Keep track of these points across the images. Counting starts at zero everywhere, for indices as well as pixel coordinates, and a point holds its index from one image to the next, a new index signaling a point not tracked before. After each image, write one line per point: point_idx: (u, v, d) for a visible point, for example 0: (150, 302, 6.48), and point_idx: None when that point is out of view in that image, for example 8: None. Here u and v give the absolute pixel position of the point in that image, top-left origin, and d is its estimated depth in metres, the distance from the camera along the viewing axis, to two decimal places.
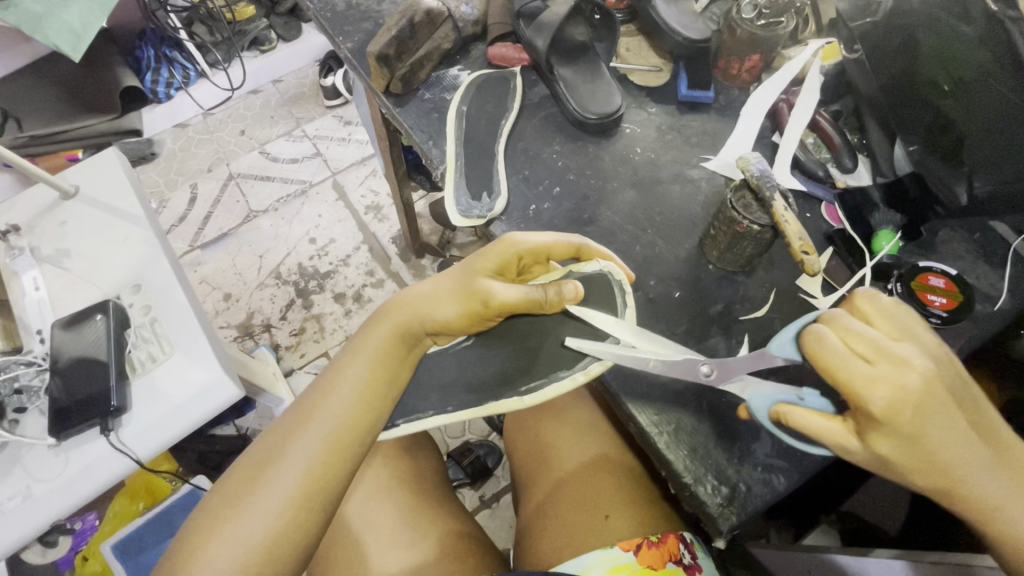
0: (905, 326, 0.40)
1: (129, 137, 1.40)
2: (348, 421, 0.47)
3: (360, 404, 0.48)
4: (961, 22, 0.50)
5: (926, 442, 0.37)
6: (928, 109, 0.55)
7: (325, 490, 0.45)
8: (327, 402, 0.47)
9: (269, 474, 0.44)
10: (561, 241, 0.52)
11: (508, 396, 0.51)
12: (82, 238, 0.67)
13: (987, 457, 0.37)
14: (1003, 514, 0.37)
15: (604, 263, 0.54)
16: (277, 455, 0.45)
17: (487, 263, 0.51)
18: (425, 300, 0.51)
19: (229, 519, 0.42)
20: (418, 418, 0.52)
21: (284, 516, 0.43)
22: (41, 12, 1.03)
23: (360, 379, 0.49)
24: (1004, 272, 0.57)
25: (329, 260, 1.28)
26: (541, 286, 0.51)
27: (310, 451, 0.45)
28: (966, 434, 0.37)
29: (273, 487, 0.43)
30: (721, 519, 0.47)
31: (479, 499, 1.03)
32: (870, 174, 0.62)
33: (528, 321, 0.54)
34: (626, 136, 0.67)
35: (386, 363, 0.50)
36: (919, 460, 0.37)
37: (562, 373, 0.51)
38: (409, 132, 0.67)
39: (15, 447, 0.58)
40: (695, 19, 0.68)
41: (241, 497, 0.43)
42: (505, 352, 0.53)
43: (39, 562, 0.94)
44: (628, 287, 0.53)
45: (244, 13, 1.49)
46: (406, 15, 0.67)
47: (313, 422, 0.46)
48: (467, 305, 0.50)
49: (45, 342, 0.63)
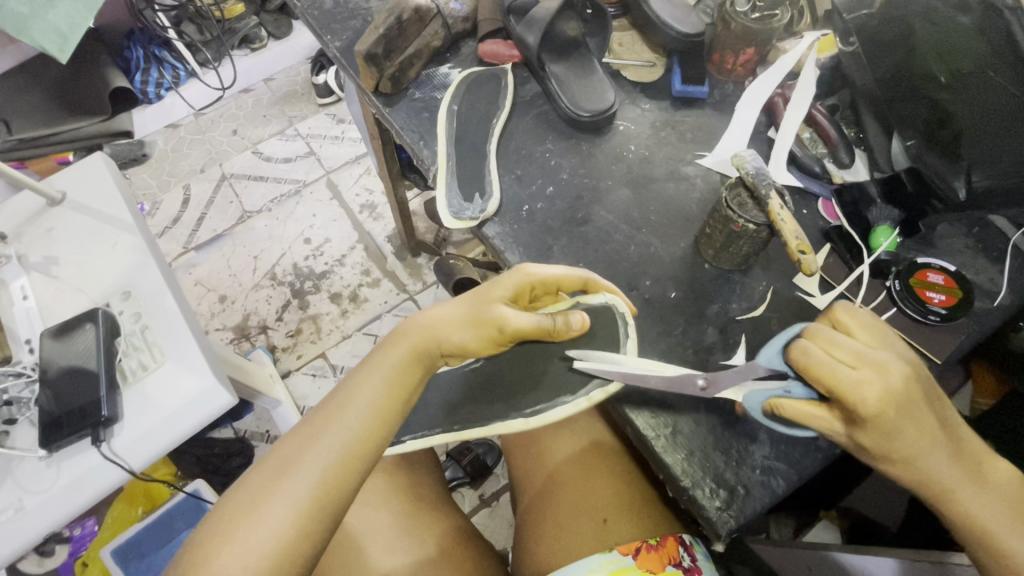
0: (882, 334, 0.41)
1: (119, 138, 1.39)
2: (363, 434, 0.45)
3: (376, 419, 0.46)
4: (959, 12, 0.48)
5: (899, 436, 0.38)
6: (927, 102, 0.54)
7: (336, 497, 0.43)
8: (344, 414, 0.45)
9: (283, 480, 0.42)
10: (571, 274, 0.52)
11: (513, 418, 0.50)
12: (70, 245, 0.66)
13: (947, 448, 0.38)
14: (958, 496, 0.39)
15: (610, 296, 0.53)
16: (291, 463, 0.43)
17: (501, 290, 0.51)
18: (439, 321, 0.50)
19: (241, 528, 0.40)
20: (421, 436, 0.52)
21: (297, 524, 0.41)
22: (26, 14, 1.01)
23: (376, 397, 0.47)
24: (1003, 266, 0.56)
25: (324, 260, 1.27)
26: (549, 315, 0.51)
27: (326, 460, 0.43)
28: (931, 426, 0.38)
29: (287, 495, 0.41)
30: (720, 524, 0.47)
31: (479, 498, 1.03)
32: (866, 167, 0.62)
33: (538, 348, 0.53)
34: (619, 133, 0.66)
35: (401, 382, 0.48)
36: (891, 451, 0.38)
37: (564, 399, 0.50)
38: (399, 133, 0.66)
39: (6, 459, 0.57)
40: (689, 12, 0.67)
41: (254, 502, 0.41)
42: (512, 374, 0.53)
43: (36, 571, 0.94)
44: (632, 322, 0.53)
45: (233, 11, 1.48)
46: (394, 13, 0.66)
47: (329, 432, 0.44)
48: (482, 332, 0.50)
49: (35, 352, 0.62)
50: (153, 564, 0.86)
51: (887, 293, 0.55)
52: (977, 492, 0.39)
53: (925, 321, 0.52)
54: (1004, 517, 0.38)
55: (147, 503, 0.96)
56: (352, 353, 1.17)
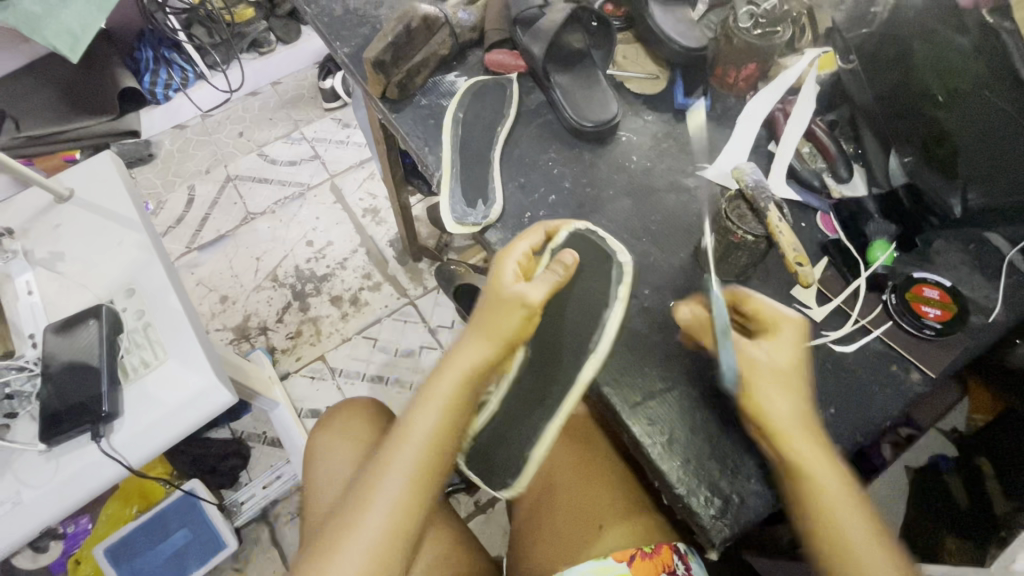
0: None
1: (126, 138, 1.41)
2: (425, 460, 0.48)
3: (439, 443, 0.48)
4: (957, 33, 0.53)
5: (773, 381, 0.46)
6: (923, 121, 0.56)
7: (414, 521, 0.46)
8: (407, 443, 0.48)
9: (362, 515, 0.45)
10: (533, 231, 0.55)
11: (585, 360, 0.51)
12: (76, 241, 0.67)
13: (813, 431, 0.45)
14: (816, 480, 0.44)
15: (571, 229, 0.56)
16: (365, 498, 0.46)
17: (504, 279, 0.51)
18: (475, 339, 0.51)
19: (330, 562, 0.43)
20: (539, 442, 0.52)
21: (382, 548, 0.44)
22: (39, 13, 1.03)
23: (433, 422, 0.49)
24: (998, 284, 0.57)
25: (326, 263, 1.28)
26: (548, 272, 0.52)
27: (397, 489, 0.46)
28: (809, 426, 0.45)
29: (367, 528, 0.45)
30: (714, 532, 0.47)
31: (474, 504, 1.03)
32: (864, 183, 0.61)
33: (564, 297, 0.54)
34: (622, 144, 0.66)
35: (457, 401, 0.50)
36: (778, 400, 0.45)
37: (606, 318, 0.52)
38: (405, 138, 0.67)
39: (6, 452, 0.58)
40: (692, 27, 0.68)
41: (338, 537, 0.45)
42: (562, 337, 0.53)
43: (31, 568, 0.93)
44: (602, 232, 0.57)
45: (244, 16, 1.49)
46: (403, 21, 0.67)
47: (394, 463, 0.47)
48: (513, 319, 0.50)
49: (37, 346, 0.63)
50: (149, 562, 0.89)
51: (882, 307, 0.55)
52: (835, 485, 0.44)
53: (921, 335, 0.54)
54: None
55: (142, 502, 0.96)
56: (351, 357, 1.18)
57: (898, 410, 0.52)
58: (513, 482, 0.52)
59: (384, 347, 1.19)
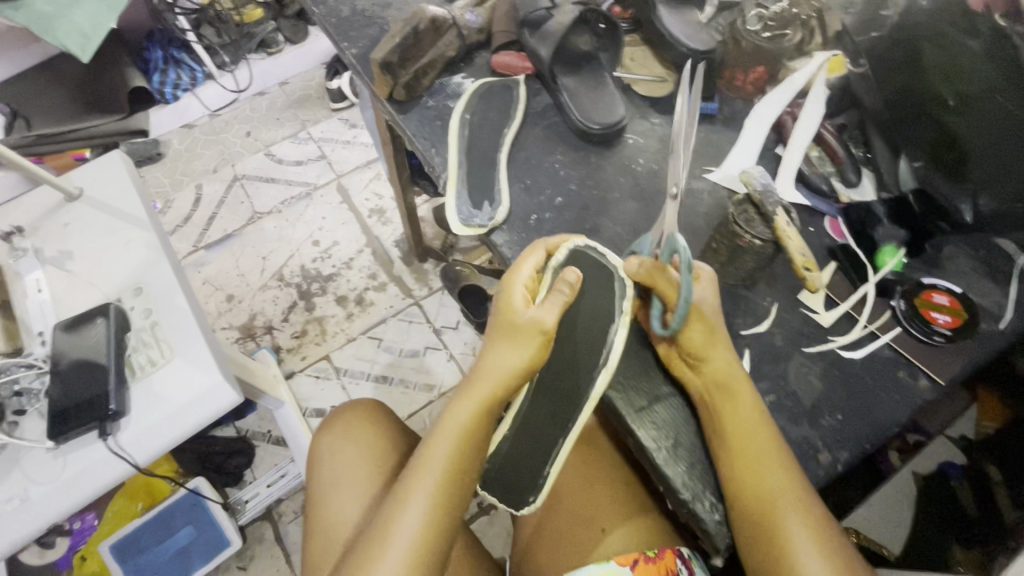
0: None
1: (135, 137, 1.42)
2: (442, 489, 0.49)
3: (455, 471, 0.50)
4: (967, 36, 0.52)
5: (722, 349, 0.51)
6: (932, 125, 0.55)
7: (434, 549, 0.48)
8: (424, 475, 0.49)
9: (383, 551, 0.47)
10: (536, 251, 0.55)
11: (597, 376, 0.50)
12: (85, 239, 0.67)
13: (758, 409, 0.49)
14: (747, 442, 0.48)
15: (573, 243, 0.55)
16: (385, 532, 0.48)
17: (510, 306, 0.52)
18: (487, 368, 0.52)
19: None
20: (557, 459, 0.51)
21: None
22: (53, 13, 1.04)
23: (449, 452, 0.50)
24: (1007, 290, 0.56)
25: (332, 263, 1.28)
26: (552, 291, 0.52)
27: (415, 521, 0.48)
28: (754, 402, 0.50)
29: (388, 563, 0.46)
30: (719, 536, 0.49)
31: (477, 506, 1.03)
32: (873, 187, 0.61)
33: (574, 314, 0.53)
34: (628, 146, 0.66)
35: (472, 430, 0.51)
36: (721, 365, 0.50)
37: (613, 334, 0.51)
38: (412, 139, 0.67)
39: (15, 449, 0.58)
40: (700, 29, 0.68)
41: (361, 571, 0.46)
42: (575, 355, 0.52)
43: (35, 563, 0.92)
44: (601, 245, 0.55)
45: (253, 16, 1.49)
46: (410, 23, 0.68)
47: (412, 497, 0.49)
48: (524, 343, 0.51)
49: (46, 344, 0.63)
50: (151, 560, 0.90)
51: (891, 313, 0.55)
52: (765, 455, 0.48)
53: (930, 341, 0.53)
54: (800, 542, 0.45)
55: (147, 498, 0.97)
56: (356, 356, 1.18)
57: (905, 417, 0.51)
58: (534, 497, 0.52)
59: (389, 347, 1.19)
